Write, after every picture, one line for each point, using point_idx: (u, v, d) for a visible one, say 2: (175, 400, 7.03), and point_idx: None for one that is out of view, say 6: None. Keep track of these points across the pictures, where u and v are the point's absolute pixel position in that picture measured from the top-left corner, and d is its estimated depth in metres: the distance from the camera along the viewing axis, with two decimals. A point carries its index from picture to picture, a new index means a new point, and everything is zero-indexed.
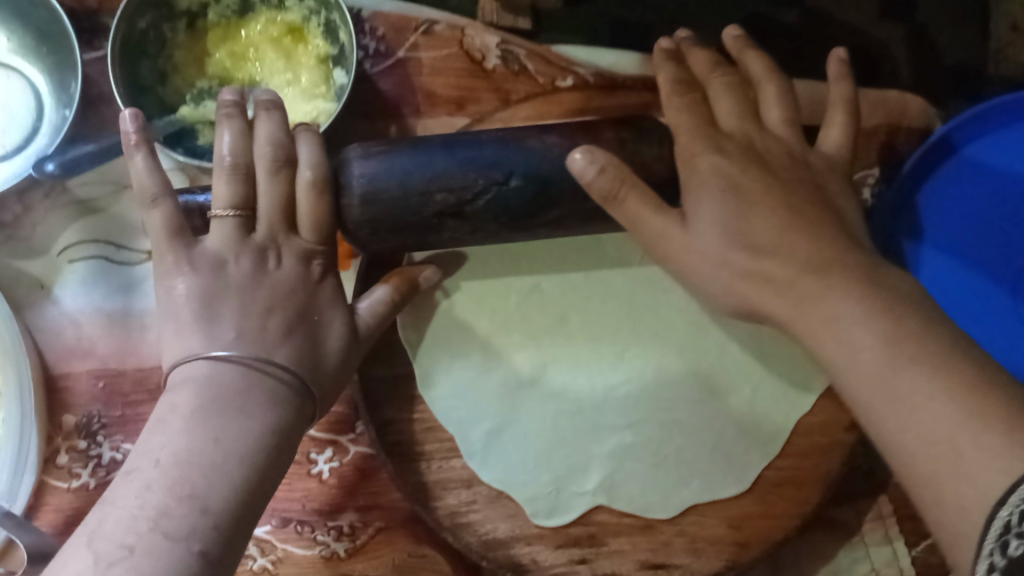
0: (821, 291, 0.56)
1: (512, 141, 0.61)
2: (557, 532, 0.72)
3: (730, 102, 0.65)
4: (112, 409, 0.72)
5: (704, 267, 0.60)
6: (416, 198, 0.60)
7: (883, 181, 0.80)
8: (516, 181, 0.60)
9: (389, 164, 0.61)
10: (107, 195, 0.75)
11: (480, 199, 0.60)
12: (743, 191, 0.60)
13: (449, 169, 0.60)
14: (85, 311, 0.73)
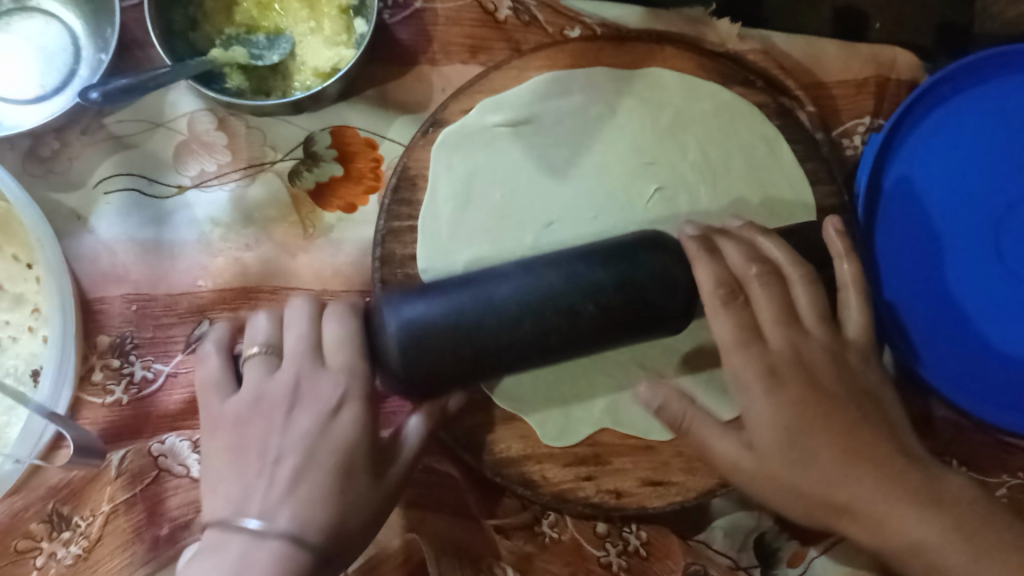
0: (885, 506, 0.57)
1: (529, 276, 0.62)
2: (562, 453, 0.74)
3: (738, 252, 0.66)
4: (144, 331, 0.77)
5: (772, 484, 0.60)
6: (449, 353, 0.60)
7: (872, 129, 0.84)
8: (551, 309, 0.61)
9: (432, 335, 0.60)
10: (141, 132, 0.80)
11: (517, 323, 0.61)
12: (805, 417, 0.60)
13: (484, 332, 0.60)
14: (119, 240, 0.78)
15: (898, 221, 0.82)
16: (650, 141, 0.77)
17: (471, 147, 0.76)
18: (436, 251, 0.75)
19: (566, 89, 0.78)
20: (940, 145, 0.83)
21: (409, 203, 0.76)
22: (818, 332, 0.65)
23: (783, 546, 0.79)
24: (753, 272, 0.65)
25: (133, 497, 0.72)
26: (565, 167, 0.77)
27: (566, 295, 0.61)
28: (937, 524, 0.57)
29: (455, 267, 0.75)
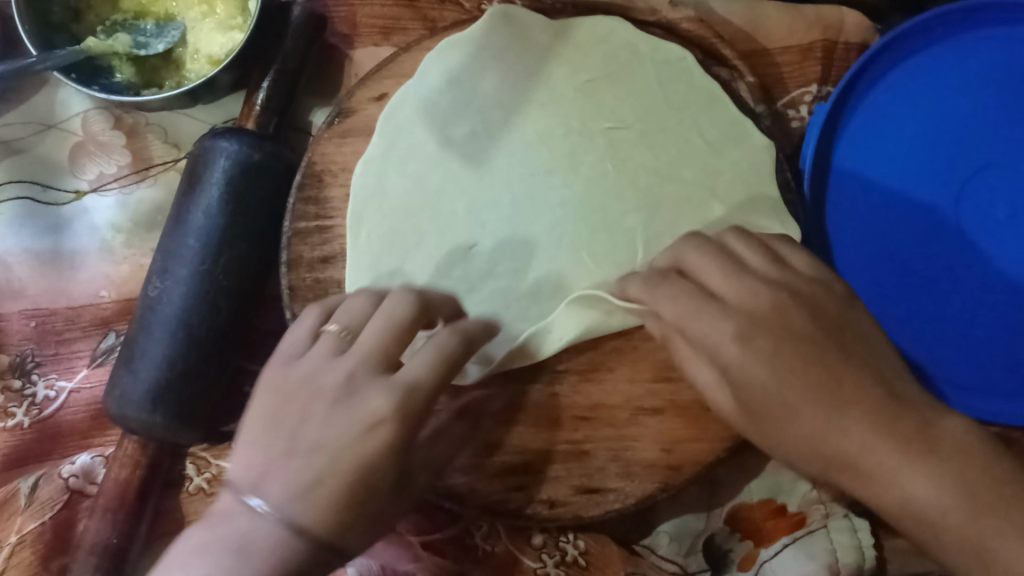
0: (828, 413, 0.52)
1: (191, 246, 0.68)
2: (490, 463, 0.70)
3: (719, 274, 0.58)
4: (46, 348, 0.73)
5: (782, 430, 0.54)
6: (204, 353, 0.68)
7: (821, 97, 0.80)
8: (220, 279, 0.68)
9: (154, 344, 0.68)
10: (30, 135, 0.75)
11: (189, 302, 0.68)
12: (784, 363, 0.54)
13: (193, 332, 0.68)
14: (13, 253, 0.74)
15: (871, 193, 0.77)
16: (572, 138, 0.72)
17: (401, 146, 0.71)
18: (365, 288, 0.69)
19: (481, 71, 0.73)
20: (890, 123, 0.78)
21: (316, 201, 0.71)
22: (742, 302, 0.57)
23: (734, 547, 0.75)
24: (699, 263, 0.59)
25: (43, 527, 0.68)
26: (481, 148, 0.71)
27: (211, 272, 0.68)
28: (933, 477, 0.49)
29: (389, 232, 0.70)
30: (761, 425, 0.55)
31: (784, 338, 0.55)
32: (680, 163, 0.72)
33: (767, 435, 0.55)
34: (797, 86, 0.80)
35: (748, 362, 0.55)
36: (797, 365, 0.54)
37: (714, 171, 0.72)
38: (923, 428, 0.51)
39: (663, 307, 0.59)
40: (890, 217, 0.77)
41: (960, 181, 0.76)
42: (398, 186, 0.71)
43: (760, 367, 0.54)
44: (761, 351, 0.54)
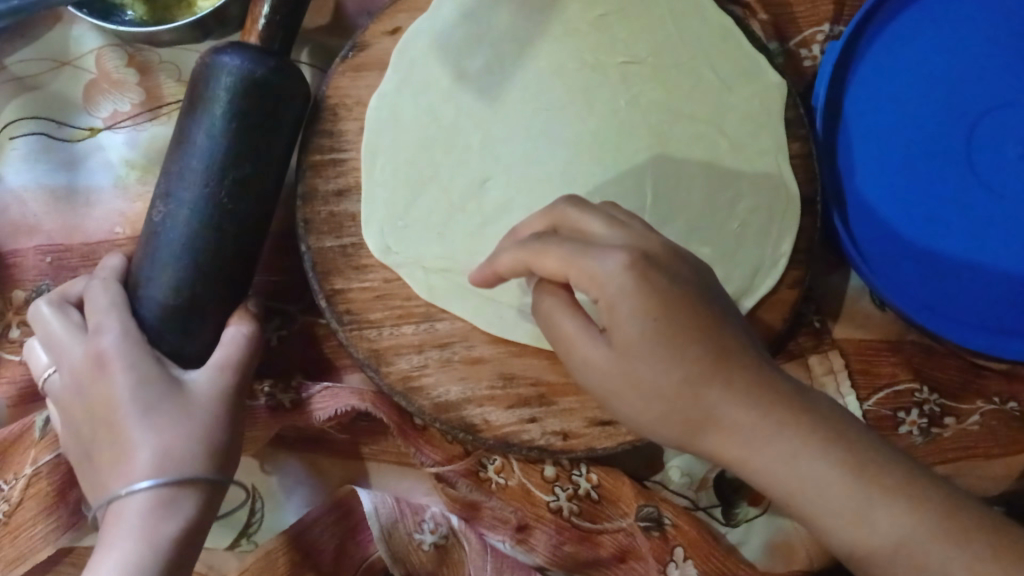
0: (682, 386, 0.51)
1: (195, 170, 0.63)
2: (504, 395, 0.70)
3: (599, 219, 0.55)
4: (62, 283, 0.73)
5: (633, 389, 0.52)
6: (207, 279, 0.64)
7: (833, 37, 0.80)
8: (228, 207, 0.64)
9: (156, 272, 0.64)
10: (45, 73, 0.75)
11: (185, 225, 0.63)
12: (660, 334, 0.50)
13: (187, 256, 0.63)
14: (28, 188, 0.74)
15: (884, 133, 0.77)
16: (586, 72, 0.72)
17: (415, 83, 0.71)
18: (383, 220, 0.69)
19: (495, 6, 0.73)
20: (903, 62, 0.78)
21: (331, 135, 0.72)
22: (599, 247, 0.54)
23: (746, 484, 0.74)
24: (566, 208, 0.56)
25: (58, 458, 0.69)
26: (495, 83, 0.72)
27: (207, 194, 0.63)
28: (843, 491, 0.48)
29: (407, 174, 0.70)
30: (614, 387, 0.52)
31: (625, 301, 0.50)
32: (694, 99, 0.72)
33: (628, 387, 0.52)
34: (810, 25, 0.81)
35: (614, 329, 0.51)
36: (671, 335, 0.51)
37: (725, 108, 0.72)
38: (798, 403, 0.50)
39: (587, 284, 0.51)
40: (903, 151, 0.77)
41: (972, 118, 0.77)
42: (411, 117, 0.71)
43: (635, 327, 0.50)
44: (650, 283, 0.51)
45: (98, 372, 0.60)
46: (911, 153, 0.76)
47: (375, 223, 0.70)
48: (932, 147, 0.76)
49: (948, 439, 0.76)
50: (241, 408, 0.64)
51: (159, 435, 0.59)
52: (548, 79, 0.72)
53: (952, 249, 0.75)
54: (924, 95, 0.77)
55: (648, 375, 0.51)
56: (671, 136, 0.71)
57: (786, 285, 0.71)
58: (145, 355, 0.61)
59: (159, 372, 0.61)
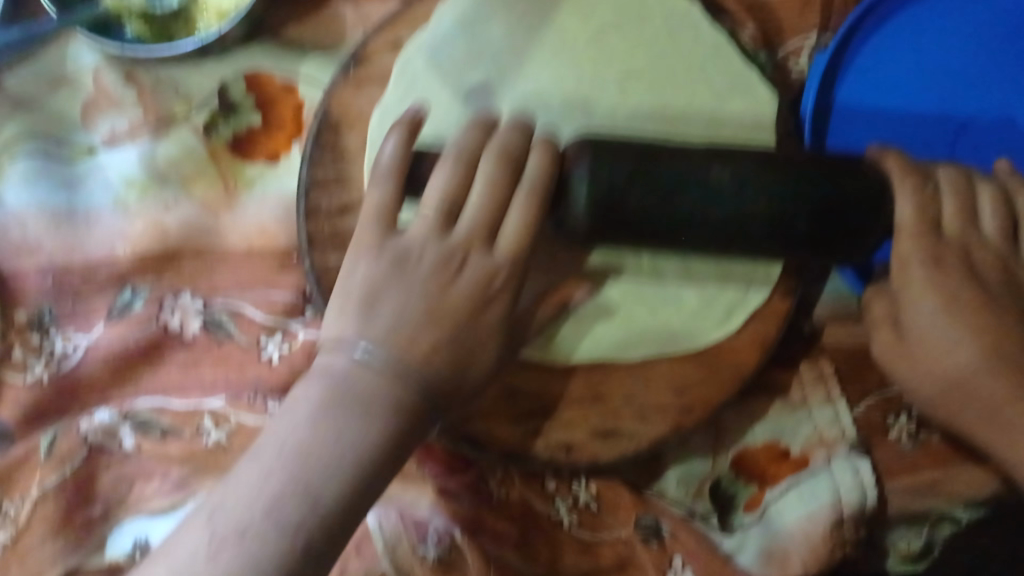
0: (978, 364, 0.66)
1: (715, 169, 0.63)
2: (509, 407, 0.72)
3: (952, 204, 0.68)
4: (63, 303, 0.74)
5: (910, 368, 0.69)
6: (736, 218, 0.62)
7: (818, 47, 0.82)
8: (730, 208, 0.62)
9: (636, 189, 0.62)
10: (43, 91, 0.76)
11: (729, 170, 0.63)
12: (964, 304, 0.67)
13: (633, 205, 0.62)
14: (28, 209, 0.73)
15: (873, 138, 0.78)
16: (583, 88, 0.73)
17: (414, 100, 0.72)
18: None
19: (491, 20, 0.74)
20: (891, 67, 0.80)
21: (333, 150, 0.73)
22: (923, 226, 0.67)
23: (740, 491, 0.78)
24: (926, 179, 0.68)
25: (64, 480, 0.69)
26: (493, 98, 0.72)
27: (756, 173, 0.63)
28: None
29: None
30: (902, 359, 0.69)
31: (968, 293, 0.67)
32: (689, 114, 0.73)
33: (903, 364, 0.69)
34: (797, 36, 0.82)
35: (912, 304, 0.68)
36: (970, 313, 0.67)
37: (721, 123, 0.73)
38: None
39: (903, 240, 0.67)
40: (933, 145, 0.77)
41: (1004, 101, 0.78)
42: None
43: (931, 320, 0.67)
44: (942, 267, 0.67)
45: (325, 372, 0.59)
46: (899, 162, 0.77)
47: None
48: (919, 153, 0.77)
49: (937, 445, 0.78)
50: (376, 488, 0.57)
51: (228, 565, 0.52)
52: (545, 93, 0.72)
53: None
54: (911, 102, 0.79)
55: (923, 356, 0.68)
56: None
57: (778, 294, 0.74)
58: (370, 415, 0.57)
59: (299, 505, 0.54)
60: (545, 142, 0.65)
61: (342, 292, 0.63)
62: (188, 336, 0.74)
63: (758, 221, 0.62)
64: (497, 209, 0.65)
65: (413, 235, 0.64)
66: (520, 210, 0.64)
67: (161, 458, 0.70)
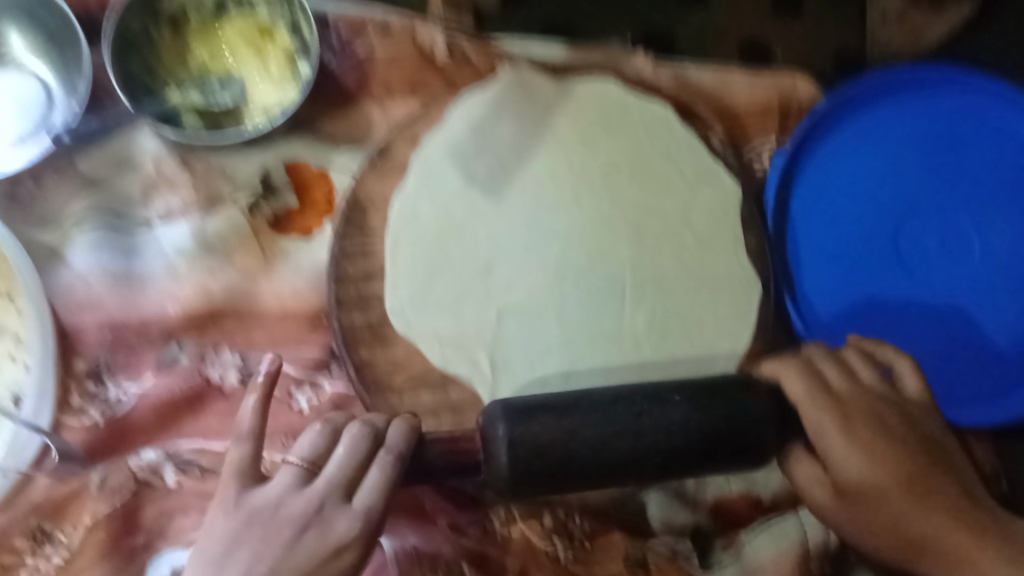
0: (912, 502, 0.67)
1: (554, 424, 0.64)
2: None
3: (801, 381, 0.70)
4: (118, 356, 0.83)
5: (862, 516, 0.68)
6: (601, 427, 0.64)
7: (777, 146, 0.95)
8: (628, 443, 0.64)
9: (540, 423, 0.64)
10: (110, 173, 0.87)
11: (671, 422, 0.65)
12: (877, 452, 0.68)
13: (544, 428, 0.64)
14: (93, 271, 0.84)
15: (826, 228, 0.92)
16: (574, 177, 0.86)
17: (431, 188, 0.84)
18: (404, 305, 0.81)
19: (497, 119, 0.87)
20: (839, 169, 0.93)
21: (359, 229, 0.84)
22: (826, 409, 0.69)
23: (717, 534, 0.85)
24: (787, 365, 0.72)
25: (114, 511, 0.77)
26: (499, 187, 0.85)
27: (677, 430, 0.65)
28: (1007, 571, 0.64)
29: (421, 270, 0.82)
30: (853, 506, 0.69)
31: (874, 433, 0.68)
32: (664, 201, 0.86)
33: (859, 523, 0.69)
34: (758, 138, 0.95)
35: (830, 450, 0.68)
36: (895, 459, 0.67)
37: (692, 207, 0.86)
38: (993, 530, 0.67)
39: (807, 413, 0.69)
40: (874, 237, 0.91)
41: (941, 197, 0.91)
42: (428, 218, 0.83)
43: (853, 461, 0.67)
44: (858, 425, 0.69)
45: None
46: (845, 251, 0.91)
47: (397, 306, 0.81)
48: (867, 242, 0.91)
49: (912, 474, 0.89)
50: None
51: None
52: (543, 182, 0.85)
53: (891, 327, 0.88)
54: (856, 198, 0.92)
55: (864, 508, 0.68)
56: (645, 230, 0.84)
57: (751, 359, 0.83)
58: None
59: None
60: (403, 419, 0.68)
61: (227, 510, 0.62)
62: (227, 387, 0.83)
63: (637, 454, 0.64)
64: (354, 472, 0.64)
65: (276, 483, 0.64)
66: (350, 441, 0.66)
67: (198, 495, 0.78)
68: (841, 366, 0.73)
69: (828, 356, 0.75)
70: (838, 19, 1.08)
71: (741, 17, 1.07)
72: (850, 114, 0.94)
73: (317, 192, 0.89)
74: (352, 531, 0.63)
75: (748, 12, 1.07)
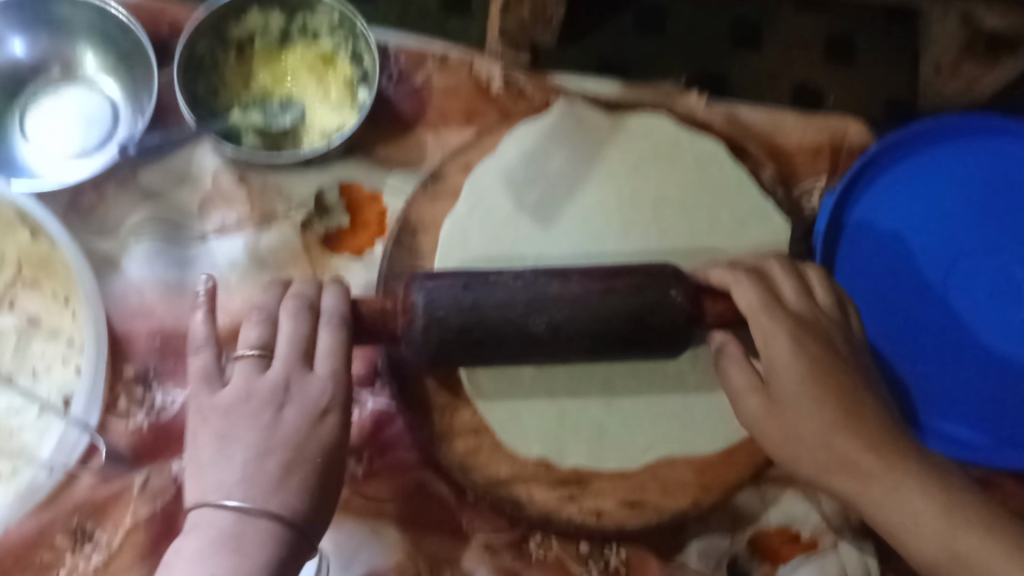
0: (832, 422, 0.67)
1: (491, 281, 0.70)
2: (548, 474, 0.78)
3: (790, 290, 0.73)
4: (166, 361, 0.83)
5: (789, 443, 0.68)
6: (505, 324, 0.69)
7: (827, 189, 0.95)
8: (532, 319, 0.69)
9: (447, 298, 0.69)
10: (169, 186, 0.90)
11: (577, 314, 0.69)
12: (818, 369, 0.69)
13: (479, 321, 0.69)
14: (147, 281, 0.86)
15: (876, 269, 0.91)
16: (623, 208, 0.87)
17: (482, 214, 0.86)
18: None
19: (549, 152, 0.89)
20: (889, 214, 0.93)
21: (410, 249, 0.86)
22: (801, 309, 0.72)
23: (755, 569, 0.83)
24: (772, 265, 0.76)
25: (154, 513, 0.77)
26: (548, 216, 0.86)
27: (592, 327, 0.69)
28: (932, 495, 0.64)
29: None
30: (781, 416, 0.69)
31: (821, 350, 0.70)
32: (710, 234, 0.87)
33: (780, 431, 0.68)
34: (808, 179, 0.95)
35: (778, 354, 0.69)
36: (834, 386, 0.68)
37: (738, 240, 0.87)
38: (904, 446, 0.66)
39: (760, 318, 0.71)
40: (922, 282, 0.90)
41: (990, 242, 0.91)
42: (478, 244, 0.85)
43: (786, 356, 0.69)
44: (803, 336, 0.70)
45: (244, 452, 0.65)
46: (894, 295, 0.90)
47: None
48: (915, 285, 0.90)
49: None
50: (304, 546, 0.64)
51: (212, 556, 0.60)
52: (593, 213, 0.87)
53: (938, 375, 0.88)
54: (904, 243, 0.92)
55: (791, 418, 0.68)
56: (692, 263, 0.85)
57: None
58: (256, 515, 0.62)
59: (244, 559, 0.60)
60: (338, 289, 0.72)
61: (200, 416, 0.68)
62: None
63: (584, 331, 0.69)
64: (308, 339, 0.70)
65: (235, 380, 0.69)
66: (291, 329, 0.70)
67: None
68: (827, 290, 0.75)
69: (816, 275, 0.76)
70: (888, 71, 1.09)
71: (792, 66, 1.09)
72: (899, 160, 0.94)
73: (369, 212, 0.90)
74: (321, 394, 0.69)
75: (799, 60, 1.09)
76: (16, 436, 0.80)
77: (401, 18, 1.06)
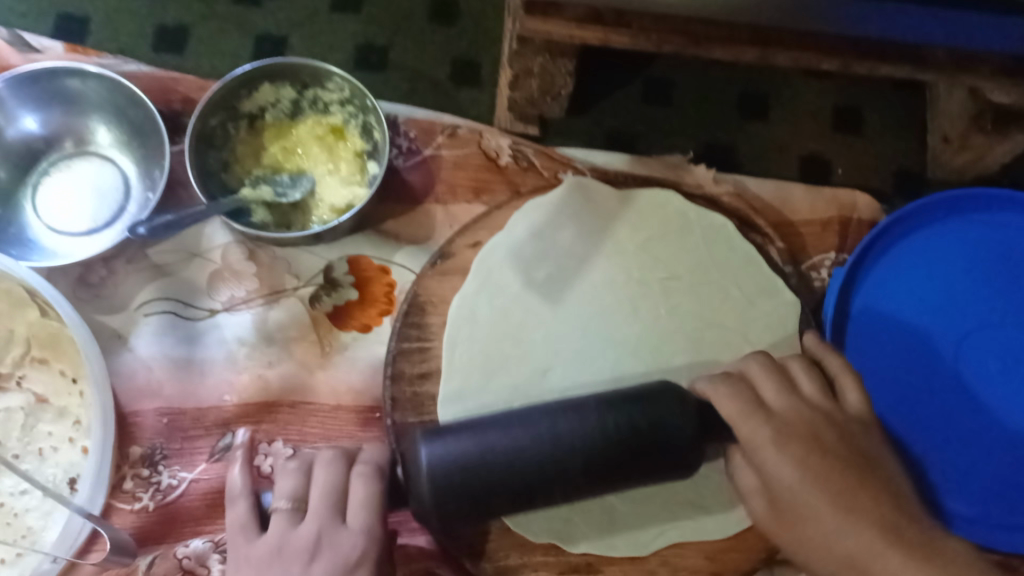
0: (837, 521, 0.63)
1: (508, 430, 0.64)
2: (557, 562, 0.77)
3: (772, 385, 0.70)
4: (173, 442, 0.84)
5: (800, 543, 0.65)
6: (514, 460, 0.63)
7: (838, 262, 0.95)
8: (546, 456, 0.63)
9: (457, 441, 0.64)
10: (178, 261, 0.90)
11: (590, 421, 0.64)
12: (815, 472, 0.65)
13: (492, 473, 0.63)
14: (156, 357, 0.86)
15: (887, 343, 0.90)
16: (632, 285, 0.86)
17: (490, 292, 0.85)
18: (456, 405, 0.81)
19: (559, 225, 0.88)
20: (899, 288, 0.92)
21: (418, 326, 0.84)
22: (790, 409, 0.69)
23: None
24: (756, 362, 0.72)
25: None
26: (556, 293, 0.86)
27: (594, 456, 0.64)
28: None
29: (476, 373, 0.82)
30: (789, 528, 0.66)
31: (816, 453, 0.66)
32: (719, 309, 0.86)
33: (792, 530, 0.65)
34: (818, 252, 0.95)
35: (765, 463, 0.66)
36: (832, 482, 0.64)
37: (748, 319, 0.86)
38: (919, 544, 0.62)
39: (741, 430, 0.67)
40: (935, 357, 0.89)
41: (1002, 316, 0.90)
42: (486, 321, 0.84)
43: (787, 474, 0.65)
44: (788, 436, 0.67)
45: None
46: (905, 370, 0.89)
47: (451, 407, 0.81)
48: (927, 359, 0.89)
49: None
50: None
51: None
52: (601, 289, 0.86)
53: (952, 450, 0.86)
54: (916, 316, 0.91)
55: (805, 510, 0.64)
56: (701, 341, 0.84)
57: None
58: None
59: None
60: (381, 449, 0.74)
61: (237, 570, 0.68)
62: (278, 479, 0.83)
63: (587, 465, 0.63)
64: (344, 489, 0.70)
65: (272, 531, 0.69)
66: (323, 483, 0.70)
67: None
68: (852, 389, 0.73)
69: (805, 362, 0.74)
70: (895, 140, 1.09)
71: (800, 135, 1.09)
72: (907, 235, 0.94)
73: (377, 287, 0.90)
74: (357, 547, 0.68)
75: (807, 129, 1.09)
76: (23, 518, 0.80)
77: (409, 92, 1.09)
